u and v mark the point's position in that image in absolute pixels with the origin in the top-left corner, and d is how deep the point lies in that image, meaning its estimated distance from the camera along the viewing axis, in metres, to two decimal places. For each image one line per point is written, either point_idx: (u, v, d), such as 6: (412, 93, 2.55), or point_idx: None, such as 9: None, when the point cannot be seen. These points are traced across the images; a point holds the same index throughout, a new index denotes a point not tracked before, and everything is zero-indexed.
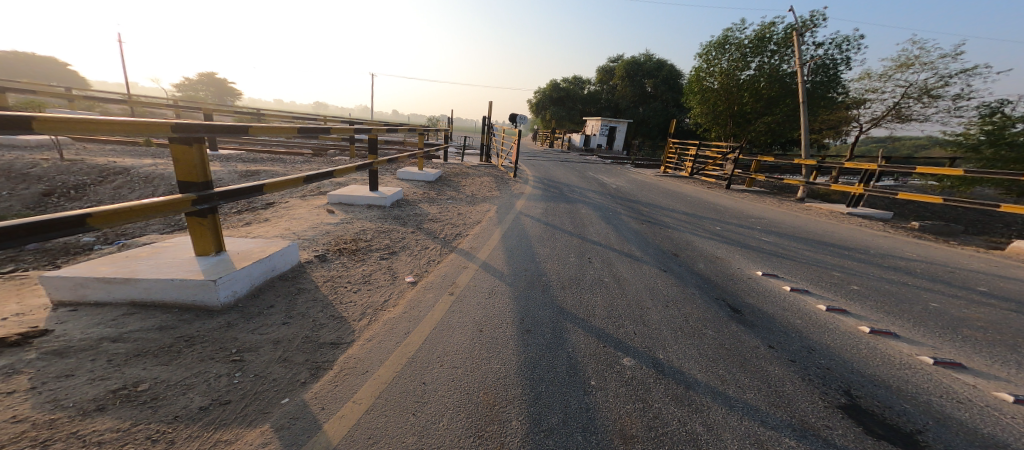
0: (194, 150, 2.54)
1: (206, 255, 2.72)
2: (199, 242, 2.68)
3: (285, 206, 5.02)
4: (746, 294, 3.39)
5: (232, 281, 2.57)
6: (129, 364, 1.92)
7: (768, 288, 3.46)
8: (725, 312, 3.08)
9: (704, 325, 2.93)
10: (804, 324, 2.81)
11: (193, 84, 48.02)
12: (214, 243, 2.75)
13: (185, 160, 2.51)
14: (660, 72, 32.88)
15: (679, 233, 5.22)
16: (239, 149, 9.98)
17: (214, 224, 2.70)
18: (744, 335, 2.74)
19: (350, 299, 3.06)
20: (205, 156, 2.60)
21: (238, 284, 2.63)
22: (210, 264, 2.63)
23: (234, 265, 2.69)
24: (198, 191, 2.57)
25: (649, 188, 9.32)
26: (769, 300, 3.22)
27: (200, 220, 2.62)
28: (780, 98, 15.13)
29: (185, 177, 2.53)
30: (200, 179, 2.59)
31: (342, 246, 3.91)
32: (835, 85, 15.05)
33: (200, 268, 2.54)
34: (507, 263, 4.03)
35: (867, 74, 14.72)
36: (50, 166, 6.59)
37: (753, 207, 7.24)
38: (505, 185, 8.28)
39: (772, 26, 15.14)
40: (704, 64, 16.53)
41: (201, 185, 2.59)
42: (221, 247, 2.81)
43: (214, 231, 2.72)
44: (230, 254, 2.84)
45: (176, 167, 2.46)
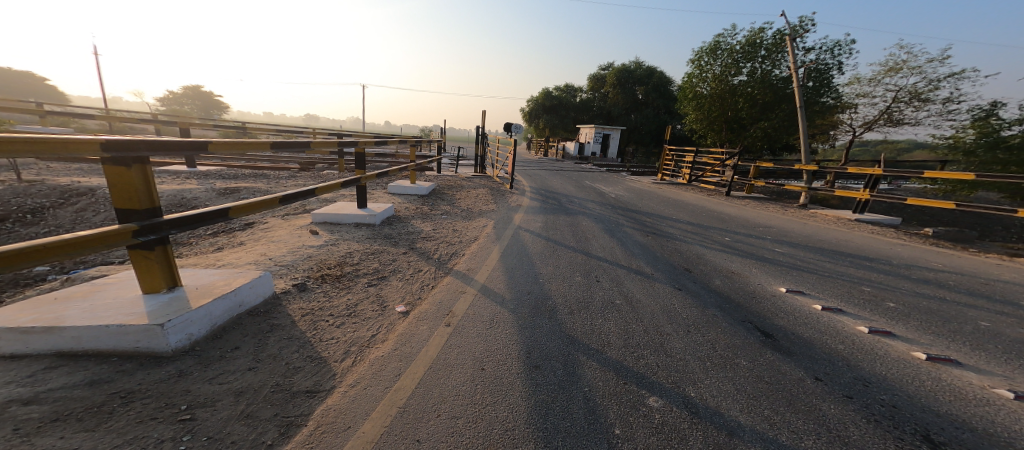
0: (134, 172, 2.36)
1: (156, 293, 2.43)
2: (147, 278, 2.41)
3: (263, 227, 4.61)
4: (774, 316, 3.10)
5: (187, 322, 2.19)
6: (39, 435, 1.42)
7: (799, 308, 3.22)
8: (756, 337, 2.80)
9: (735, 354, 2.62)
10: (851, 350, 2.56)
11: (179, 98, 47.25)
12: (166, 278, 2.48)
13: (124, 184, 2.33)
14: (651, 79, 33.30)
15: (687, 245, 4.95)
16: (221, 165, 9.52)
17: (164, 256, 2.47)
18: (784, 365, 2.43)
19: (332, 336, 2.66)
20: (147, 178, 2.42)
21: (194, 326, 2.23)
22: (160, 303, 2.27)
23: (189, 303, 2.31)
24: (139, 219, 2.38)
25: (648, 197, 9.07)
26: (801, 324, 2.96)
27: (146, 252, 2.37)
28: (774, 103, 15.20)
29: (125, 204, 2.35)
30: (143, 206, 2.40)
31: (325, 272, 3.51)
32: (826, 90, 15.18)
33: (146, 309, 2.18)
34: (509, 286, 3.68)
35: (858, 79, 14.89)
36: (7, 190, 6.10)
37: (757, 215, 7.03)
38: (502, 197, 7.95)
39: (763, 32, 15.30)
40: (696, 70, 16.67)
41: (144, 212, 2.40)
42: (175, 282, 2.54)
43: (164, 263, 2.47)
44: (185, 290, 2.54)
45: (113, 192, 2.28)
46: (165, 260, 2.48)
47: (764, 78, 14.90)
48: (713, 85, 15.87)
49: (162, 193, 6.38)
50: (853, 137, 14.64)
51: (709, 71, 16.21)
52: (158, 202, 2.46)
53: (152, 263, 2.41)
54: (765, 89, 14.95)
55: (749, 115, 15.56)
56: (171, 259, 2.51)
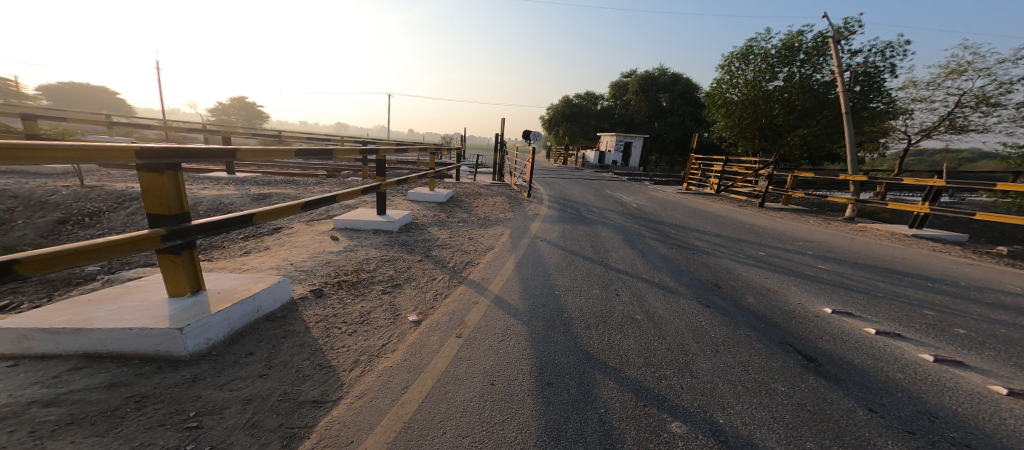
0: (166, 179, 2.47)
1: (180, 296, 2.51)
2: (173, 282, 2.50)
3: (288, 232, 4.77)
4: (818, 339, 2.83)
5: (205, 327, 2.25)
6: (52, 438, 1.46)
7: (847, 331, 2.93)
8: (796, 361, 2.57)
9: (771, 378, 2.40)
10: (913, 380, 2.33)
11: (225, 109, 50.91)
12: (190, 282, 2.57)
13: (156, 190, 2.44)
14: (676, 86, 32.29)
15: (716, 259, 4.66)
16: (256, 172, 10.07)
17: (189, 260, 2.56)
18: (830, 393, 2.21)
19: (344, 344, 2.66)
20: (178, 185, 2.52)
21: (211, 330, 2.29)
22: (182, 307, 2.34)
23: (209, 307, 2.37)
24: (169, 224, 2.48)
25: (673, 207, 8.72)
26: (849, 350, 2.67)
27: (174, 257, 2.47)
28: (815, 109, 14.26)
29: (156, 209, 2.45)
30: (172, 212, 2.50)
31: (341, 278, 3.55)
32: (876, 94, 14.11)
33: (169, 313, 2.25)
34: (523, 297, 3.58)
35: (914, 82, 13.73)
36: (71, 194, 6.70)
37: (795, 228, 6.56)
38: (519, 205, 7.89)
39: (802, 35, 14.47)
40: (726, 75, 16.00)
41: (173, 217, 2.50)
42: (198, 286, 2.62)
43: (189, 268, 2.56)
44: (208, 294, 2.61)
45: (146, 198, 2.39)
46: (191, 264, 2.57)
47: (803, 82, 14.04)
48: (745, 90, 15.13)
49: (201, 199, 6.78)
50: (908, 145, 13.46)
51: (741, 77, 15.51)
52: (187, 207, 2.56)
53: (178, 267, 2.50)
54: (804, 94, 14.07)
55: (786, 122, 14.70)
56: (196, 263, 2.60)
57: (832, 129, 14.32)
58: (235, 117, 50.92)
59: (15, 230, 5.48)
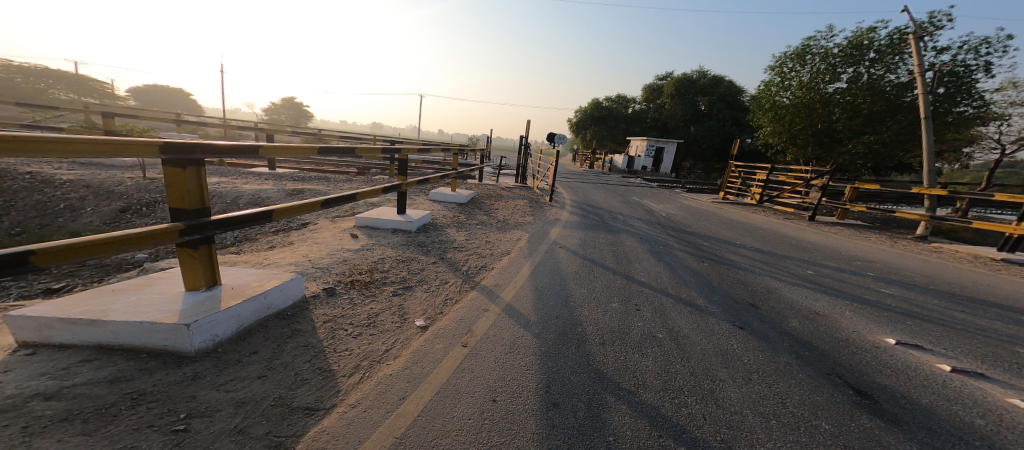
0: (189, 174, 2.37)
1: (195, 290, 2.48)
2: (189, 276, 2.47)
3: (312, 228, 4.89)
4: (875, 373, 2.41)
5: (212, 323, 2.25)
6: (40, 436, 1.49)
7: (913, 366, 2.49)
8: (846, 396, 2.20)
9: (814, 415, 2.05)
10: (997, 429, 1.92)
11: (277, 109, 54.73)
12: (207, 276, 2.53)
13: (178, 184, 2.35)
14: (717, 89, 30.55)
15: (755, 276, 4.22)
16: (294, 168, 10.58)
17: (207, 255, 2.51)
18: (888, 437, 1.87)
19: (347, 347, 2.60)
20: (201, 180, 2.42)
21: (219, 327, 2.29)
22: (194, 301, 2.35)
23: (219, 303, 2.38)
24: (189, 220, 2.39)
25: (707, 217, 8.14)
26: (915, 390, 2.25)
27: (192, 251, 2.43)
28: (883, 113, 12.62)
29: (178, 204, 2.36)
30: (193, 206, 2.40)
31: (355, 277, 3.55)
32: (963, 97, 12.43)
33: (180, 307, 2.26)
34: (536, 307, 3.40)
35: (1013, 83, 11.94)
36: (134, 185, 7.34)
37: (851, 245, 5.86)
38: (540, 209, 7.69)
39: (873, 33, 13.06)
40: (777, 77, 14.86)
41: (193, 212, 2.40)
42: (214, 280, 2.59)
43: (206, 263, 2.52)
44: (223, 289, 2.58)
45: (168, 192, 2.29)
46: (208, 258, 2.53)
47: (871, 84, 12.60)
48: (800, 94, 13.96)
49: (242, 192, 7.18)
50: (1000, 156, 11.53)
51: (794, 79, 14.34)
52: (208, 203, 2.46)
53: (195, 261, 2.46)
54: (871, 96, 12.62)
55: (847, 127, 13.34)
56: (214, 257, 2.57)
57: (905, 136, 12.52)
58: (286, 117, 54.61)
59: (82, 216, 6.05)
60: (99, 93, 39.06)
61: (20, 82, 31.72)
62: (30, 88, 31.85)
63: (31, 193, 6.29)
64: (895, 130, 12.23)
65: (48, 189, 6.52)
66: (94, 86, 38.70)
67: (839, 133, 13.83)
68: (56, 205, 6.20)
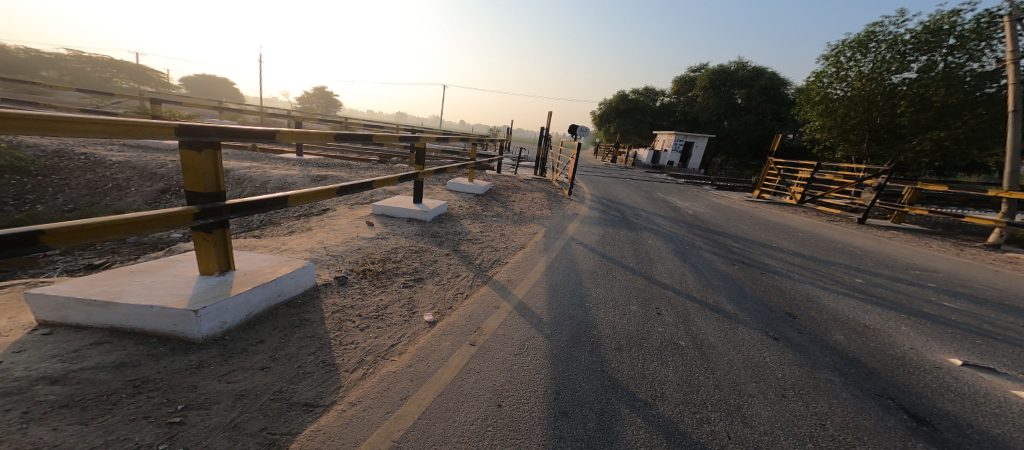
0: (205, 157, 2.25)
1: (209, 274, 2.44)
2: (204, 259, 2.41)
3: (330, 215, 4.91)
4: (935, 397, 2.02)
5: (221, 310, 2.23)
6: (38, 422, 1.52)
7: (984, 390, 2.09)
8: (899, 416, 1.89)
9: (858, 440, 1.78)
10: None
11: (310, 98, 56.54)
12: (222, 261, 2.48)
13: (193, 167, 2.23)
14: (757, 81, 28.68)
15: (793, 282, 3.86)
16: (321, 154, 10.81)
17: (221, 239, 2.43)
18: None
19: (352, 340, 2.54)
20: (216, 164, 2.31)
21: (228, 314, 2.29)
22: (207, 286, 2.34)
23: (230, 289, 2.36)
24: (204, 203, 2.27)
25: (740, 216, 7.62)
26: (986, 419, 1.86)
27: (206, 235, 2.35)
28: (960, 106, 11.32)
29: (192, 187, 2.24)
30: (209, 190, 2.28)
31: (367, 266, 3.50)
32: None
33: (191, 292, 2.25)
34: (549, 306, 3.23)
35: None
36: (174, 167, 7.71)
37: (908, 253, 5.28)
38: (559, 203, 7.45)
39: (956, 16, 11.62)
40: (832, 67, 13.64)
41: (209, 196, 2.29)
42: (229, 265, 2.54)
43: (221, 248, 2.45)
44: (237, 274, 2.54)
45: (184, 175, 2.18)
46: (222, 243, 2.45)
47: (948, 73, 11.35)
48: (859, 85, 12.70)
49: (270, 177, 7.39)
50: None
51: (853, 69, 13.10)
52: (224, 187, 2.34)
53: (209, 245, 2.39)
54: (944, 87, 11.44)
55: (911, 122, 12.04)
56: (228, 242, 2.49)
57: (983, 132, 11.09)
58: (319, 105, 56.41)
59: (127, 196, 6.41)
60: (155, 81, 41.82)
61: (86, 71, 34.36)
62: (96, 76, 34.48)
63: (84, 172, 6.73)
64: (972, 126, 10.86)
65: (100, 169, 6.96)
66: (151, 74, 41.54)
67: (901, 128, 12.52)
68: (105, 184, 6.61)
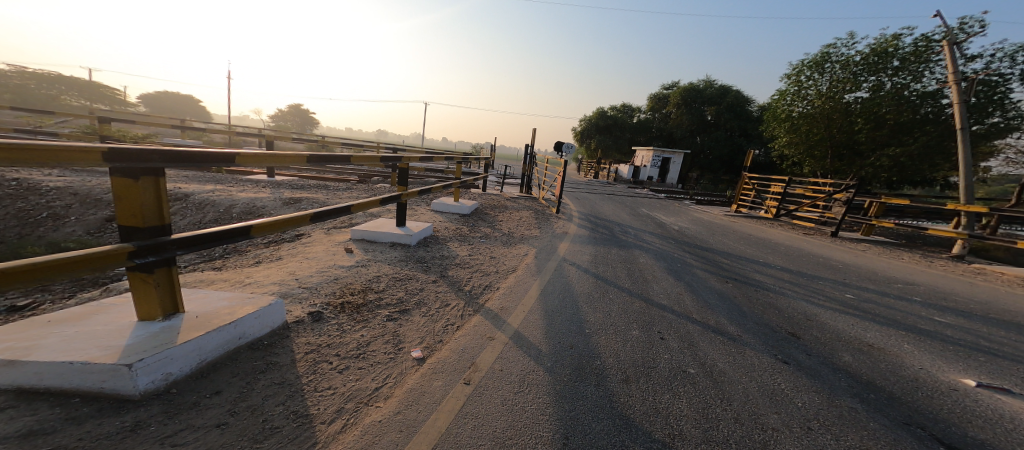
0: (144, 185, 1.83)
1: (150, 320, 2.01)
2: (143, 303, 2.00)
3: (305, 241, 4.56)
4: (963, 423, 1.95)
5: (165, 360, 1.86)
6: None
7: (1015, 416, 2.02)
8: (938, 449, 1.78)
9: None
10: None
11: (283, 118, 55.29)
12: (166, 303, 2.06)
13: (128, 198, 1.79)
14: (724, 99, 30.31)
15: (789, 299, 3.84)
16: (295, 176, 10.35)
17: (166, 280, 2.02)
18: None
19: (330, 385, 2.22)
20: (160, 194, 1.89)
21: (174, 363, 1.90)
22: (146, 334, 1.92)
23: (177, 336, 1.96)
24: (143, 239, 1.85)
25: (722, 231, 7.73)
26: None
27: (145, 276, 1.94)
28: (912, 124, 12.13)
29: (128, 222, 1.81)
30: (150, 223, 1.86)
31: (346, 299, 3.18)
32: (994, 107, 11.45)
33: (126, 342, 1.85)
34: (547, 335, 3.01)
35: None
36: None
37: (884, 265, 5.46)
38: (547, 222, 7.34)
39: (897, 40, 12.77)
40: (793, 86, 14.65)
41: (148, 231, 1.86)
42: (176, 307, 2.12)
43: (166, 289, 2.05)
44: (186, 317, 2.12)
45: (118, 209, 1.74)
46: (167, 283, 2.04)
47: (895, 93, 12.30)
48: (819, 103, 13.74)
49: (237, 201, 6.90)
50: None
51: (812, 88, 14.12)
52: (170, 219, 1.93)
53: (149, 287, 1.97)
54: (894, 105, 12.30)
55: (870, 138, 12.92)
56: (175, 281, 2.08)
57: (935, 149, 11.80)
58: (292, 123, 54.99)
59: (66, 225, 5.76)
60: (110, 100, 39.45)
61: (33, 89, 32.16)
62: (44, 95, 32.21)
63: (15, 201, 6.03)
64: (922, 142, 11.72)
65: (37, 197, 6.29)
66: (108, 92, 39.42)
67: (859, 145, 13.42)
68: (40, 213, 5.93)
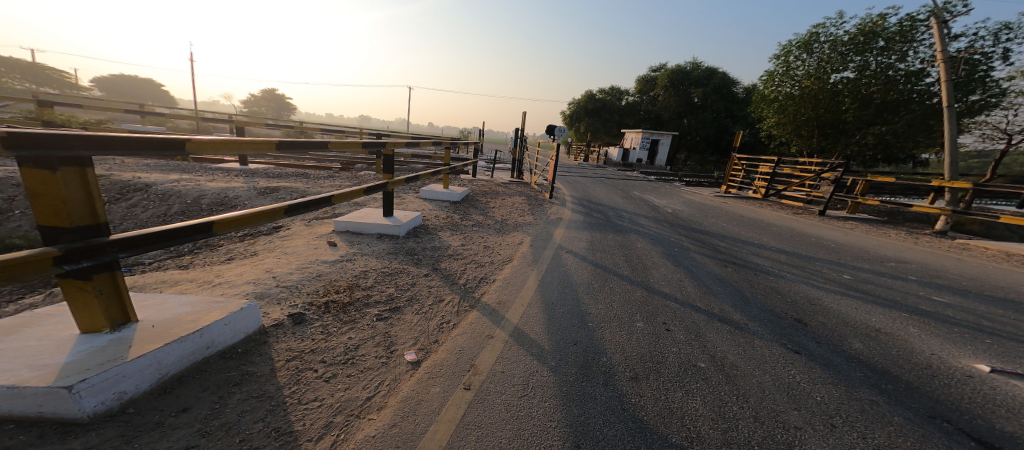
0: (66, 176, 1.53)
1: (96, 332, 1.67)
2: (84, 312, 1.66)
3: (283, 235, 4.22)
4: (990, 415, 1.97)
5: (118, 376, 1.53)
6: None
7: None
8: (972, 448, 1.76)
9: None
10: None
11: (255, 102, 52.57)
12: (114, 312, 1.72)
13: (46, 192, 1.49)
14: (710, 80, 30.28)
15: (788, 283, 3.80)
16: (270, 164, 9.75)
17: (110, 287, 1.69)
18: None
19: (316, 396, 1.96)
20: (88, 186, 1.59)
21: (128, 380, 1.57)
22: (92, 347, 1.58)
23: (128, 348, 1.62)
24: (71, 242, 1.55)
25: (714, 213, 7.71)
26: None
27: (82, 283, 1.62)
28: (897, 103, 12.33)
29: (51, 220, 1.51)
30: (79, 223, 1.57)
31: (331, 297, 2.91)
32: (976, 85, 11.72)
33: (65, 359, 1.50)
34: (549, 331, 2.84)
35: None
36: None
37: (874, 243, 5.52)
38: (540, 207, 7.13)
39: (882, 20, 12.80)
40: (782, 66, 14.63)
41: (78, 231, 1.56)
42: (127, 316, 1.77)
43: (113, 296, 1.71)
44: (140, 327, 1.77)
45: (34, 206, 1.44)
46: (112, 290, 1.70)
47: (882, 72, 12.40)
48: (808, 83, 13.64)
49: (206, 191, 6.41)
50: (1005, 145, 10.90)
51: (801, 68, 14.14)
52: (104, 216, 1.64)
53: (89, 295, 1.64)
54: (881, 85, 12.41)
55: (856, 117, 13.09)
56: (122, 289, 1.74)
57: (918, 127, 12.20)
58: (267, 108, 52.47)
59: (10, 220, 5.19)
60: (61, 84, 36.60)
61: None
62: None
63: None
64: (909, 120, 11.94)
65: None
66: (57, 75, 36.46)
67: (845, 124, 13.71)
68: None
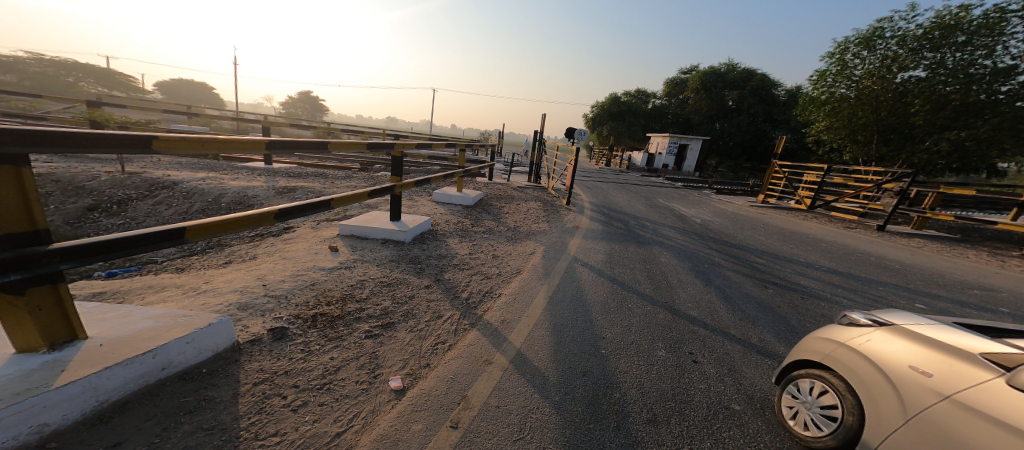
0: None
1: (31, 352, 1.48)
2: (19, 330, 1.47)
3: (288, 237, 4.11)
4: None
5: (39, 407, 1.33)
6: None
7: None
8: None
9: None
10: None
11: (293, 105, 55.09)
12: (56, 329, 1.53)
13: None
14: (748, 83, 28.65)
15: (844, 310, 3.26)
16: (294, 164, 9.91)
17: (48, 302, 1.50)
18: None
19: (278, 429, 1.70)
20: (25, 190, 1.40)
21: (52, 410, 1.36)
22: (19, 372, 1.39)
23: (59, 373, 1.42)
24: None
25: (750, 225, 7.04)
26: None
27: (13, 298, 1.42)
28: (979, 105, 10.98)
29: None
30: (14, 229, 1.37)
31: (320, 310, 2.69)
32: None
33: None
34: (556, 357, 2.50)
35: None
36: (107, 180, 6.29)
37: (947, 265, 4.77)
38: (557, 214, 6.77)
39: (965, 11, 11.46)
40: (838, 65, 13.53)
41: (10, 240, 1.36)
42: (73, 332, 1.59)
43: (53, 311, 1.51)
44: (86, 346, 1.58)
45: None
46: (53, 306, 1.51)
47: (962, 69, 11.14)
48: (867, 83, 12.59)
49: (227, 190, 6.50)
50: None
51: (861, 67, 12.99)
52: (43, 222, 1.44)
53: (22, 311, 1.44)
54: (960, 84, 11.14)
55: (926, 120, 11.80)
56: (65, 304, 1.55)
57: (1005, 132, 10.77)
58: (303, 110, 54.72)
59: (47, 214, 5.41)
60: (126, 87, 39.85)
61: (51, 76, 32.48)
62: (62, 82, 32.71)
63: None
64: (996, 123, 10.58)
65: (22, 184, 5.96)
66: (125, 80, 39.88)
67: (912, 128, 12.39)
68: None
